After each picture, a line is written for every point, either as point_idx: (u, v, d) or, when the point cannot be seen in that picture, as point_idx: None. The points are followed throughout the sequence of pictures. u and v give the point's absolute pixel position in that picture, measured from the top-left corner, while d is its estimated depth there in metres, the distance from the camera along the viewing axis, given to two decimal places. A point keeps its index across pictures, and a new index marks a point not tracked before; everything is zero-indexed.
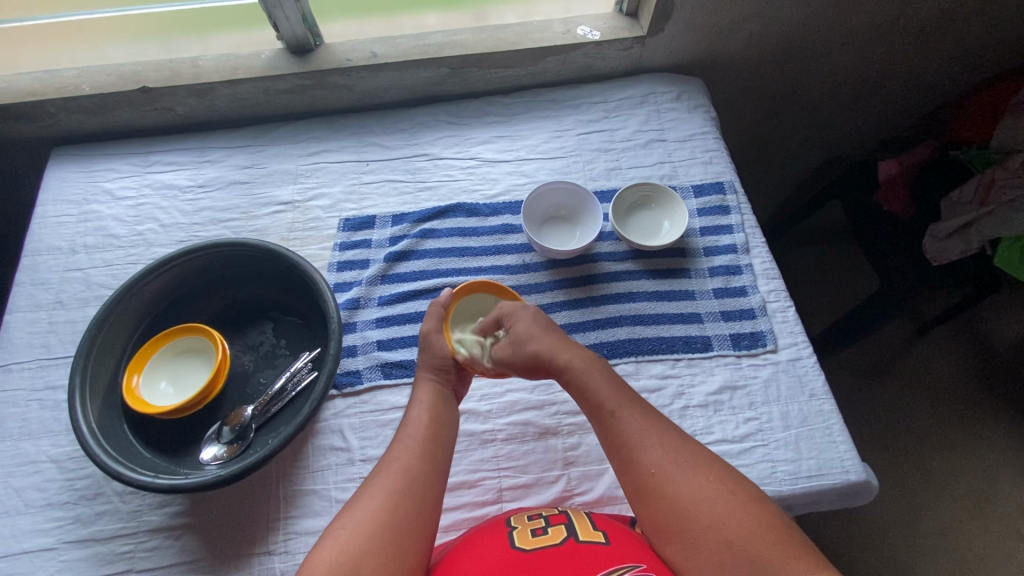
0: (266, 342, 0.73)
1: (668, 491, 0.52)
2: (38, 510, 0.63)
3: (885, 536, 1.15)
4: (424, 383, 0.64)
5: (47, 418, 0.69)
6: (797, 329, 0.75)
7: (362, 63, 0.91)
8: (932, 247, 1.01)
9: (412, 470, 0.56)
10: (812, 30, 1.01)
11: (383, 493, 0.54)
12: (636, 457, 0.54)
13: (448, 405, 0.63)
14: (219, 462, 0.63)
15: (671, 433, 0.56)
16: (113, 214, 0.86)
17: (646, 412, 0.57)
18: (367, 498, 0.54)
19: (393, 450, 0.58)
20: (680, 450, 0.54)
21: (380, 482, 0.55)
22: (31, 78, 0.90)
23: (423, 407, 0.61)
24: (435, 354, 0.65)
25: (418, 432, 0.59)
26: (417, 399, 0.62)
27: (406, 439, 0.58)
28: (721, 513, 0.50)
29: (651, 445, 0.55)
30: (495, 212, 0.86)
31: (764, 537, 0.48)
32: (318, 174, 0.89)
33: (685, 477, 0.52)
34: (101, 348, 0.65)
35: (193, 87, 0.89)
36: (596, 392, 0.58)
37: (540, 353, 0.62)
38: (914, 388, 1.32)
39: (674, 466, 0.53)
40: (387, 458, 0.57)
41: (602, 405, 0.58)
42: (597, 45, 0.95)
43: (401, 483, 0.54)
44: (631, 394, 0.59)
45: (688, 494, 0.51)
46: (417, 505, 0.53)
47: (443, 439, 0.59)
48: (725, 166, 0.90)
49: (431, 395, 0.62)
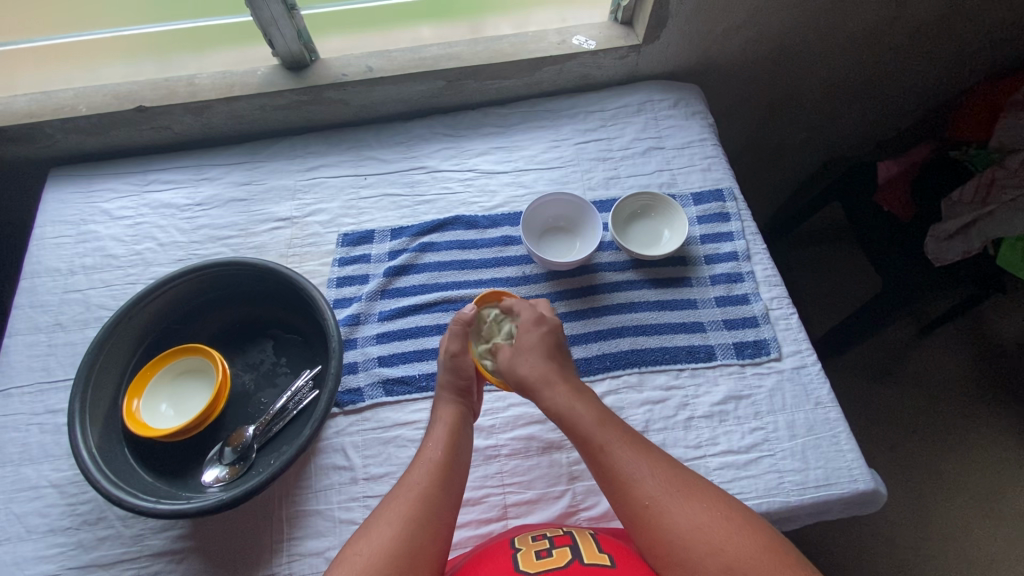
0: (267, 361, 0.73)
1: (663, 522, 0.51)
2: (40, 536, 0.62)
3: (895, 541, 1.14)
4: (445, 404, 0.63)
5: (47, 442, 0.68)
6: (800, 335, 0.74)
7: (357, 77, 0.91)
8: (933, 248, 1.00)
9: (430, 496, 0.55)
10: (808, 33, 1.00)
11: (399, 521, 0.53)
12: (629, 491, 0.53)
13: (467, 428, 0.62)
14: (220, 484, 0.62)
15: (659, 466, 0.55)
16: (111, 234, 0.86)
17: (633, 442, 0.57)
18: (382, 524, 0.53)
19: (414, 473, 0.57)
20: (672, 479, 0.53)
21: (396, 507, 0.54)
22: (28, 99, 0.90)
23: (445, 427, 0.61)
24: (460, 376, 0.64)
25: (440, 454, 0.58)
26: (439, 418, 0.62)
27: (429, 461, 0.58)
28: (719, 539, 0.49)
29: (643, 477, 0.54)
30: (494, 224, 0.86)
31: (765, 560, 0.47)
32: (316, 190, 0.89)
33: (680, 505, 0.51)
34: (100, 371, 0.64)
35: (189, 105, 0.89)
36: (581, 428, 0.58)
37: (529, 378, 0.63)
38: (920, 388, 1.31)
39: (668, 496, 0.52)
40: (406, 481, 0.57)
41: (590, 439, 0.57)
42: (593, 54, 0.95)
43: (418, 510, 0.54)
44: (616, 426, 0.58)
45: (685, 523, 0.50)
46: (430, 535, 0.53)
47: (460, 463, 0.59)
48: (724, 172, 0.90)
49: (454, 415, 0.62)
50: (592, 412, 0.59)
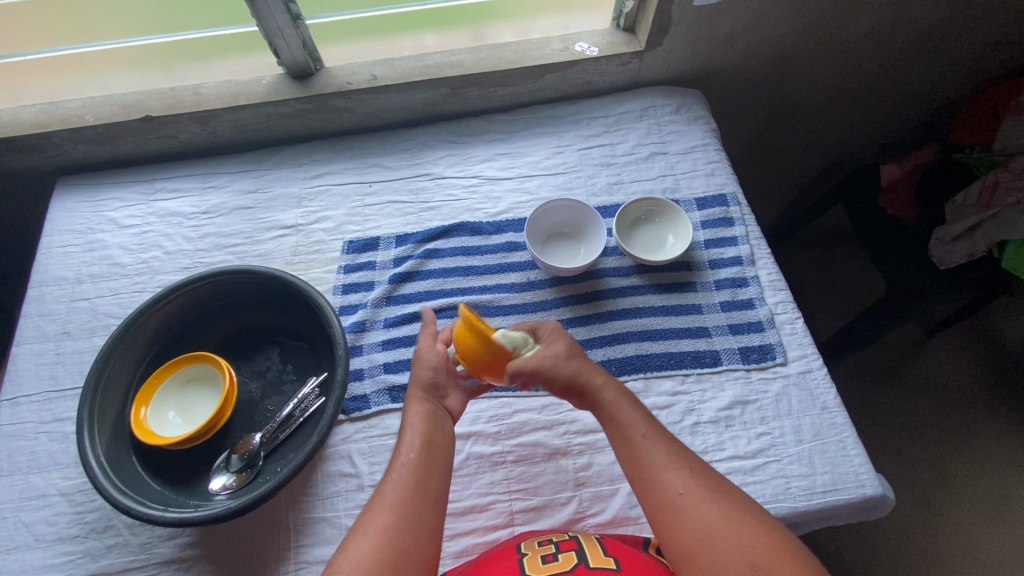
0: (273, 368, 0.73)
1: (693, 513, 0.51)
2: (48, 544, 0.62)
3: (904, 545, 1.14)
4: (414, 404, 0.62)
5: (55, 450, 0.68)
6: (806, 340, 0.74)
7: (362, 86, 0.91)
8: (938, 251, 0.99)
9: (404, 502, 0.55)
10: (810, 39, 1.01)
11: (375, 532, 0.53)
12: (662, 479, 0.54)
13: (439, 425, 0.61)
14: (227, 492, 0.62)
15: (691, 464, 0.55)
16: (118, 243, 0.86)
17: (669, 437, 0.58)
18: (360, 538, 0.53)
19: (387, 482, 0.57)
20: (705, 475, 0.54)
21: (374, 518, 0.54)
22: (36, 110, 0.91)
23: (414, 431, 0.60)
24: (422, 369, 0.65)
25: (410, 459, 0.58)
26: (408, 422, 0.61)
27: (399, 469, 0.57)
28: (747, 535, 0.49)
29: (675, 468, 0.54)
30: (498, 230, 0.86)
31: (788, 560, 0.48)
32: (321, 198, 0.90)
33: (711, 499, 0.52)
34: (108, 380, 0.65)
35: (195, 114, 0.90)
36: (624, 414, 0.58)
37: (575, 373, 0.60)
38: (926, 391, 1.31)
39: (700, 489, 0.53)
40: (380, 491, 0.57)
41: (630, 427, 0.58)
42: (595, 61, 0.95)
43: (395, 517, 0.54)
44: (655, 420, 0.59)
45: (715, 516, 0.51)
46: (410, 541, 0.53)
47: (434, 464, 0.58)
48: (728, 177, 0.90)
49: (421, 417, 0.61)
50: (634, 403, 0.60)
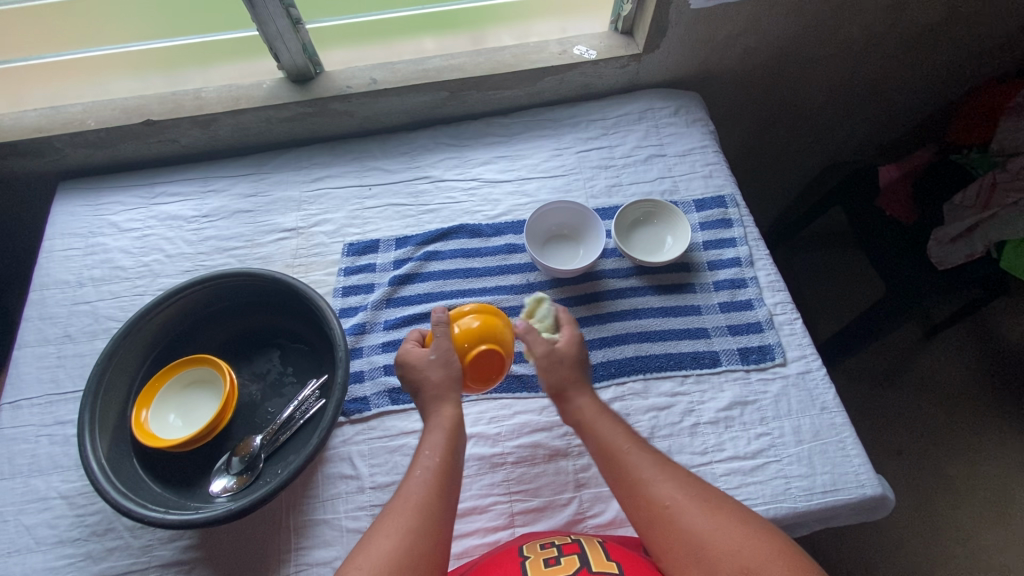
0: (273, 370, 0.73)
1: (682, 522, 0.52)
2: (49, 547, 0.63)
3: (906, 547, 1.13)
4: (446, 404, 0.60)
5: (56, 453, 0.68)
6: (804, 341, 0.74)
7: (361, 89, 0.92)
8: (938, 251, 0.99)
9: (428, 506, 0.55)
10: (806, 42, 1.01)
11: (398, 533, 0.53)
12: (650, 491, 0.54)
13: (462, 430, 0.61)
14: (228, 494, 0.62)
15: (676, 474, 0.56)
16: (119, 246, 0.87)
17: (654, 450, 0.58)
18: (382, 538, 0.52)
19: (410, 483, 0.56)
20: (690, 483, 0.55)
21: (395, 519, 0.54)
22: (37, 114, 0.92)
23: (442, 434, 0.59)
24: (453, 371, 0.61)
25: (438, 463, 0.57)
26: (437, 423, 0.60)
27: (423, 471, 0.57)
28: (736, 541, 0.49)
29: (661, 479, 0.55)
30: (498, 232, 0.86)
31: (779, 563, 0.48)
32: (321, 201, 0.90)
33: (698, 507, 0.52)
34: (109, 383, 0.65)
35: (196, 118, 0.90)
36: (607, 427, 0.59)
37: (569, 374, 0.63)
38: (926, 392, 1.31)
39: (685, 498, 0.53)
40: (402, 491, 0.56)
41: (614, 442, 0.58)
42: (593, 64, 0.96)
43: (418, 519, 0.54)
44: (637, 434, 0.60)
45: (703, 524, 0.51)
46: (432, 544, 0.53)
47: (456, 470, 0.59)
48: (726, 179, 0.90)
49: (452, 420, 0.60)
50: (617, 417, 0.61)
